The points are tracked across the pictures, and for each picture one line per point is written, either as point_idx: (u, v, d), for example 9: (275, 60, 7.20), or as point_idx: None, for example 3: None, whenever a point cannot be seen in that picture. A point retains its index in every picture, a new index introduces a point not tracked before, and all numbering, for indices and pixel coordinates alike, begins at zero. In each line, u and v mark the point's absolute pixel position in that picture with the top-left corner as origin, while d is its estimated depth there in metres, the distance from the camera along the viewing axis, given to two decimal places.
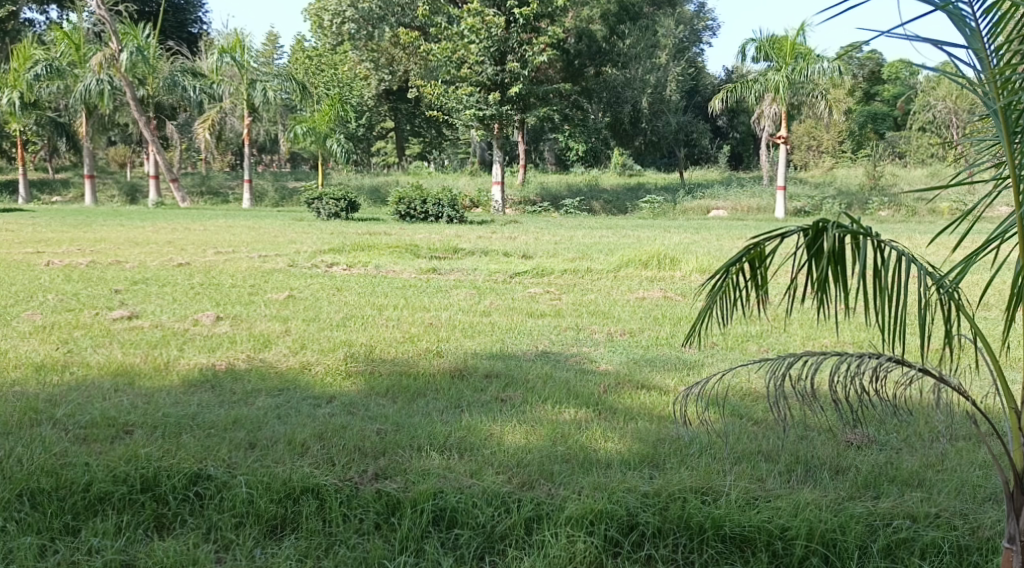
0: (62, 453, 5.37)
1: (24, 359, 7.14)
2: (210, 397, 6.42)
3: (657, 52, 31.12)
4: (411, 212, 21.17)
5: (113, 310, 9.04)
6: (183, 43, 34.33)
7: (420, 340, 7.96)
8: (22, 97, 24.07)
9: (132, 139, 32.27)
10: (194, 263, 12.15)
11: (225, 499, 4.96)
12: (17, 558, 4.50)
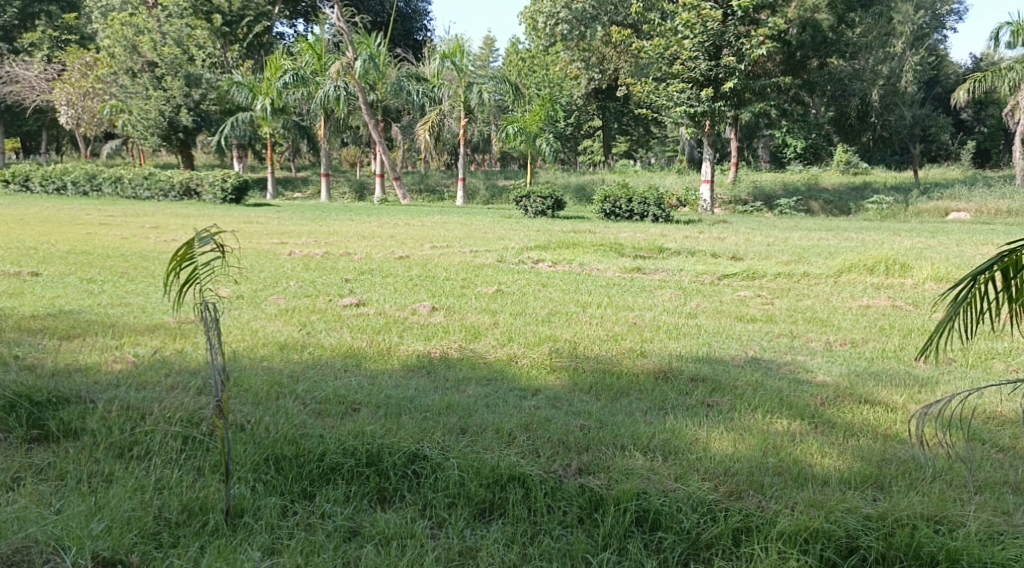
0: (300, 423, 5.91)
1: (268, 337, 7.87)
2: (426, 382, 6.81)
3: (890, 41, 30.03)
4: (616, 211, 21.28)
5: (343, 297, 9.74)
6: (409, 50, 36.29)
7: (623, 339, 8.02)
8: (272, 103, 26.10)
9: (359, 139, 34.39)
10: (413, 257, 12.86)
11: (439, 480, 5.28)
12: (263, 515, 5.01)
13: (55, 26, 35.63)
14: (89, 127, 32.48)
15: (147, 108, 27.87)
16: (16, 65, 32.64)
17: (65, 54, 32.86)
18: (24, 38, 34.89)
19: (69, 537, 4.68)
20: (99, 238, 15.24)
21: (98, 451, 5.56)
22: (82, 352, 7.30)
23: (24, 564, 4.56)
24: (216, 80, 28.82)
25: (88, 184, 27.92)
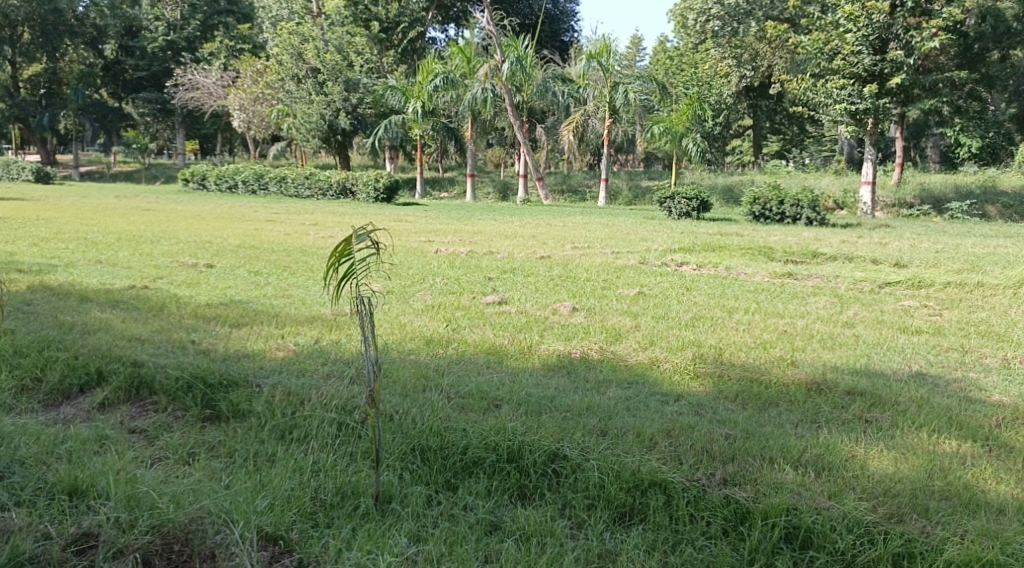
0: (445, 417, 6.01)
1: (416, 332, 8.06)
2: (567, 382, 6.79)
3: None
4: (766, 212, 20.68)
5: (487, 295, 9.85)
6: (557, 51, 36.46)
7: (773, 347, 7.75)
8: (423, 106, 26.76)
9: (505, 139, 34.75)
10: (555, 256, 12.88)
11: (579, 480, 5.25)
12: (409, 503, 5.11)
13: (231, 36, 37.74)
14: (258, 131, 33.51)
15: (310, 111, 29.27)
16: (196, 71, 34.86)
17: (239, 62, 34.34)
18: (202, 46, 37.29)
19: (236, 510, 4.84)
20: (264, 233, 16.08)
21: (260, 432, 5.82)
22: (248, 339, 7.69)
23: (198, 534, 4.67)
24: (372, 85, 29.61)
25: (255, 183, 29.92)
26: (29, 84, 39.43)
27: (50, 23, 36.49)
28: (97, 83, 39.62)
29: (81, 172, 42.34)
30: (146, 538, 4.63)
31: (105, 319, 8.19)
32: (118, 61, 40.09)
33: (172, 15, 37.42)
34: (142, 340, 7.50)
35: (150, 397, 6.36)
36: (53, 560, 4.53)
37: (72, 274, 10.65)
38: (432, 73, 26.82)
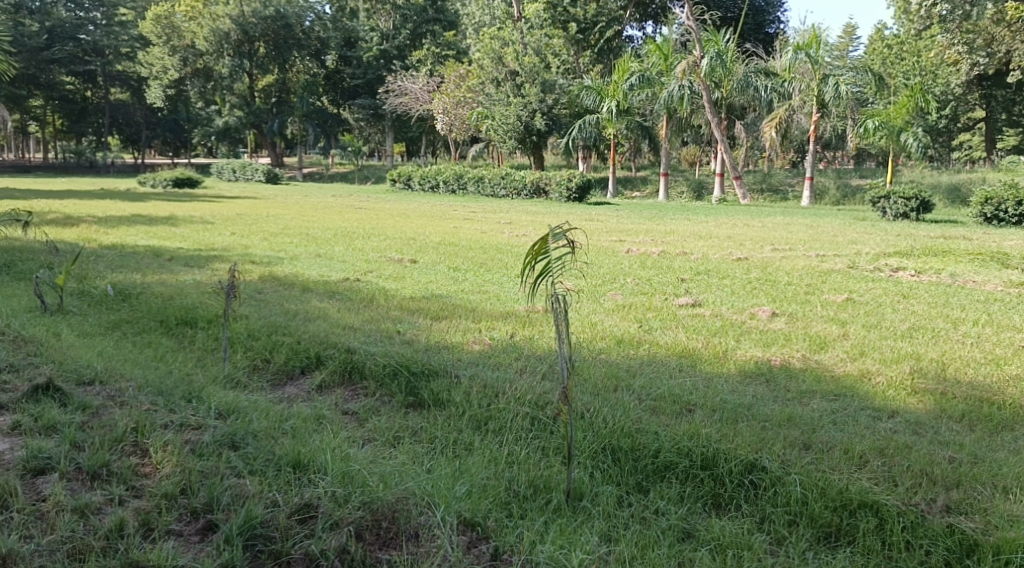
0: (636, 418, 5.88)
1: (607, 331, 7.97)
2: (766, 390, 6.47)
3: None
4: (1000, 214, 19.03)
5: (680, 297, 9.62)
6: (761, 45, 35.26)
7: (1006, 364, 7.07)
8: (618, 105, 26.65)
9: (703, 138, 33.95)
10: (753, 259, 12.40)
11: (780, 495, 4.99)
12: (599, 502, 5.03)
13: (438, 42, 39.02)
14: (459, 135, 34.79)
15: (508, 114, 29.90)
16: (405, 77, 36.41)
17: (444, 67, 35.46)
18: (412, 54, 39.09)
19: (437, 494, 4.91)
20: (462, 231, 16.51)
21: (458, 421, 5.92)
22: (448, 331, 7.87)
23: (403, 513, 4.74)
24: (569, 85, 29.68)
25: (455, 183, 30.94)
26: (262, 93, 42.01)
27: (282, 37, 39.00)
28: (320, 92, 42.18)
29: (303, 173, 45.32)
30: (358, 513, 4.71)
31: (322, 308, 8.64)
32: (338, 71, 42.19)
33: (386, 25, 39.85)
34: (354, 328, 7.86)
35: (360, 382, 6.64)
36: (280, 528, 4.62)
37: (295, 266, 11.34)
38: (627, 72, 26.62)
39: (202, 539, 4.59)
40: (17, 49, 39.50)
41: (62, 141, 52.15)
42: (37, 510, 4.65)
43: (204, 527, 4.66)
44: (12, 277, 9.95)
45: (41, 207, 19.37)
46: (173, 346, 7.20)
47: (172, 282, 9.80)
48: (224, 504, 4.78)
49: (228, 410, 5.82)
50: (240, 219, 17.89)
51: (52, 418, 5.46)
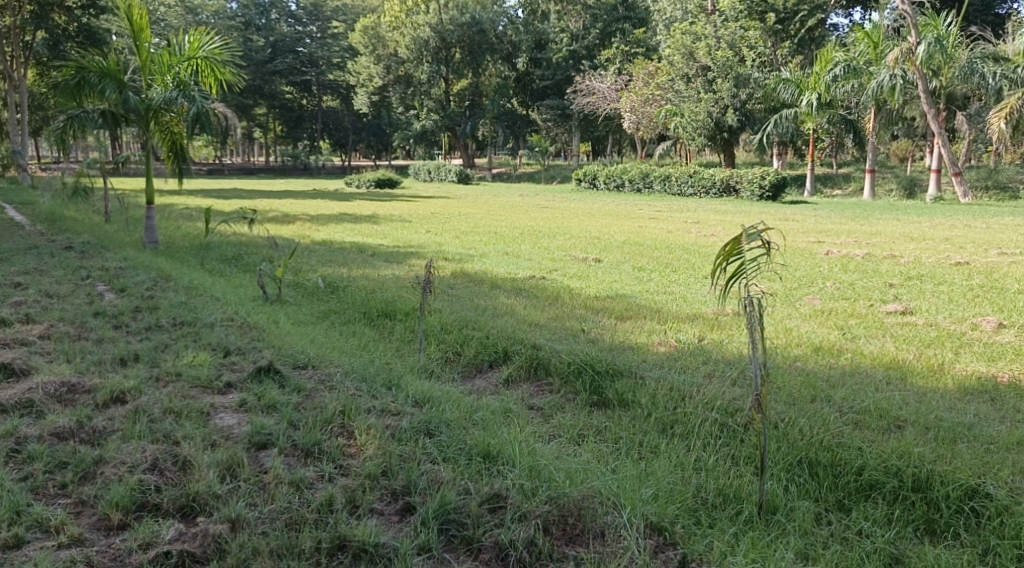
0: (838, 431, 5.48)
1: (804, 338, 7.52)
2: (989, 409, 5.88)
3: None
4: None
5: (888, 303, 8.96)
6: (987, 28, 32.51)
7: None
8: (819, 98, 25.67)
9: (913, 131, 31.77)
10: (974, 263, 11.40)
11: (1007, 526, 4.55)
12: (796, 517, 4.73)
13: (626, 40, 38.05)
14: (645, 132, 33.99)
15: (698, 110, 29.46)
16: (594, 77, 36.34)
17: (633, 65, 35.11)
18: (601, 53, 38.38)
19: (623, 495, 4.77)
20: (650, 231, 16.22)
21: (644, 423, 5.74)
22: (634, 332, 7.70)
23: (590, 511, 4.64)
24: (764, 79, 28.61)
25: (642, 182, 30.59)
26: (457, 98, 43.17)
27: (477, 43, 39.85)
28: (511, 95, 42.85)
29: (494, 174, 46.41)
30: (546, 507, 4.65)
31: (510, 304, 8.69)
32: (528, 73, 42.89)
33: (576, 26, 39.57)
34: (541, 325, 7.85)
35: (546, 378, 6.60)
36: (472, 515, 4.62)
37: (487, 264, 11.50)
38: (831, 63, 25.26)
39: (401, 519, 4.65)
40: (245, 62, 43.29)
41: (279, 146, 56.12)
42: (259, 481, 4.83)
43: (403, 508, 4.72)
44: (239, 269, 10.68)
45: (260, 207, 20.87)
46: (374, 336, 7.45)
47: (374, 276, 10.19)
48: (421, 487, 4.82)
49: (424, 399, 5.92)
50: (436, 219, 18.47)
51: (272, 397, 5.75)
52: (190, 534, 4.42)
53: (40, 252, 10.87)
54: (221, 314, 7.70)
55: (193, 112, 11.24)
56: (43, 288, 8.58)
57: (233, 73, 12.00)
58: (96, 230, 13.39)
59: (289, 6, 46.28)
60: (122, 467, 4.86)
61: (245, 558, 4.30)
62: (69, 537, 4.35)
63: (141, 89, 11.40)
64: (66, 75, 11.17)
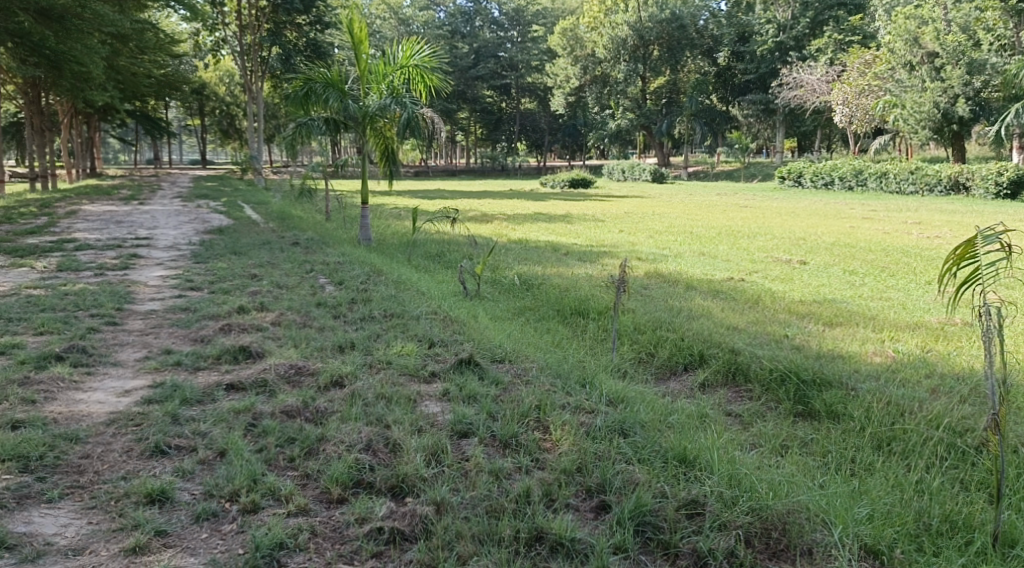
0: None
1: None
2: None
3: None
4: None
5: None
6: None
7: None
8: None
9: None
10: None
11: None
12: None
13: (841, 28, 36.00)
14: (861, 125, 32.32)
15: (923, 100, 27.81)
16: (802, 69, 34.79)
17: (847, 55, 33.33)
18: (811, 44, 36.24)
19: (833, 513, 4.64)
20: (863, 232, 15.47)
21: (857, 438, 5.51)
22: (845, 340, 7.40)
23: (795, 527, 4.55)
24: (1004, 65, 25.96)
25: (853, 180, 29.27)
26: (654, 95, 42.25)
27: (676, 39, 39.57)
28: (710, 90, 41.15)
29: (690, 172, 45.63)
30: (747, 518, 4.60)
31: (707, 306, 8.59)
32: (730, 68, 41.65)
33: (783, 16, 37.41)
34: (740, 329, 7.69)
35: (745, 385, 6.48)
36: (668, 519, 4.63)
37: (681, 264, 11.39)
38: None
39: (596, 517, 4.71)
40: (451, 69, 45.56)
41: (479, 148, 57.85)
42: (461, 467, 5.04)
43: (598, 505, 4.78)
44: (441, 265, 11.16)
45: (462, 206, 21.67)
46: (568, 334, 7.58)
47: (568, 275, 10.34)
48: (616, 487, 4.88)
49: (618, 398, 5.95)
50: (631, 218, 18.49)
51: (472, 389, 5.98)
52: (400, 513, 4.66)
53: (271, 247, 11.84)
54: (426, 308, 8.09)
55: (403, 117, 11.84)
56: (274, 279, 9.35)
57: (441, 80, 12.52)
58: (319, 228, 14.42)
59: (492, 12, 47.40)
60: (341, 446, 5.20)
61: (449, 540, 4.48)
62: (295, 506, 4.66)
63: (360, 97, 12.23)
64: (296, 87, 12.25)
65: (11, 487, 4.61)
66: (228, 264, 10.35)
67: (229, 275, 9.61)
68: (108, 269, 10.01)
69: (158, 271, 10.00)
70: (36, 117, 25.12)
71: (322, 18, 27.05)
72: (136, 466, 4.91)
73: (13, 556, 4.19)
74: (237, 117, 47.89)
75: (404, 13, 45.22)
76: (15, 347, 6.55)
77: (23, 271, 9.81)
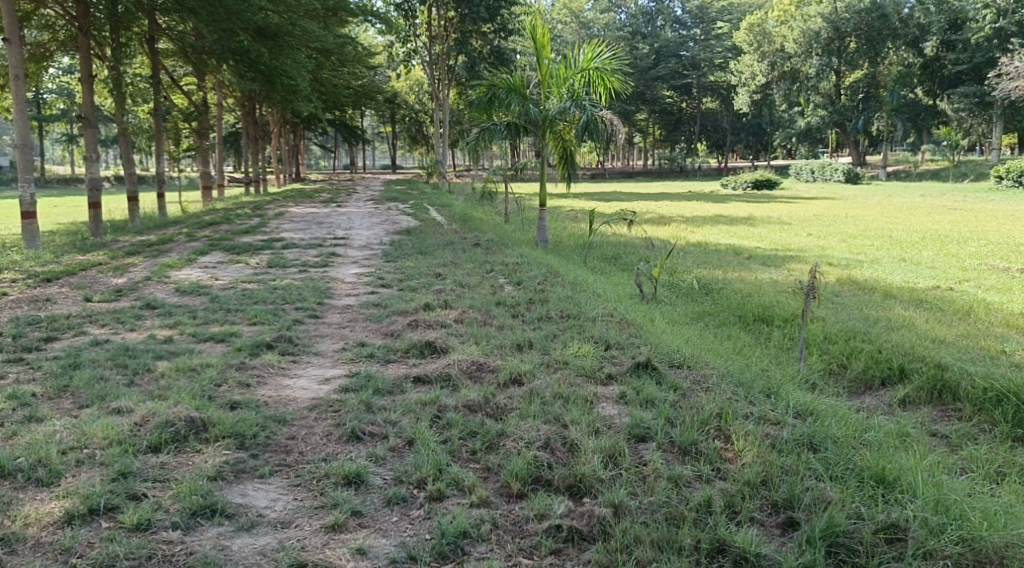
0: None
1: None
2: None
3: None
4: None
5: None
6: None
7: None
8: None
9: None
10: None
11: None
12: None
13: None
14: None
15: None
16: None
17: None
18: None
19: None
20: None
21: None
22: None
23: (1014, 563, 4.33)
24: None
25: None
26: (849, 90, 41.07)
27: (876, 28, 36.94)
28: (915, 82, 38.74)
29: (888, 172, 43.38)
30: (957, 549, 4.42)
31: (908, 316, 8.16)
32: (938, 59, 38.38)
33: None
34: (946, 343, 7.26)
35: (953, 404, 6.14)
36: (865, 542, 4.49)
37: (877, 270, 10.87)
38: None
39: (782, 534, 4.61)
40: (630, 70, 45.53)
41: (659, 149, 57.33)
42: (640, 472, 5.03)
43: (785, 522, 4.68)
44: (618, 268, 11.16)
45: (641, 208, 21.59)
46: (751, 341, 7.41)
47: (751, 280, 10.10)
48: (806, 504, 4.75)
49: (806, 411, 5.75)
50: (819, 220, 17.80)
51: (650, 393, 5.96)
52: (578, 512, 4.72)
53: (456, 247, 12.30)
54: (602, 310, 8.14)
55: (582, 120, 11.93)
56: (457, 278, 9.68)
57: (622, 82, 12.45)
58: (499, 230, 14.76)
59: (675, 11, 47.40)
60: (521, 442, 5.31)
61: (627, 544, 4.50)
62: (478, 498, 4.81)
63: (540, 101, 12.53)
64: (480, 93, 12.66)
65: (229, 461, 5.03)
66: (415, 263, 10.82)
67: (416, 274, 10.04)
68: (309, 266, 10.72)
69: (353, 269, 10.60)
70: (250, 128, 27.35)
71: (506, 25, 27.14)
72: (335, 449, 5.24)
73: (230, 524, 4.55)
74: (425, 123, 49.84)
75: (585, 16, 45.52)
76: (231, 336, 7.14)
77: (238, 267, 10.66)
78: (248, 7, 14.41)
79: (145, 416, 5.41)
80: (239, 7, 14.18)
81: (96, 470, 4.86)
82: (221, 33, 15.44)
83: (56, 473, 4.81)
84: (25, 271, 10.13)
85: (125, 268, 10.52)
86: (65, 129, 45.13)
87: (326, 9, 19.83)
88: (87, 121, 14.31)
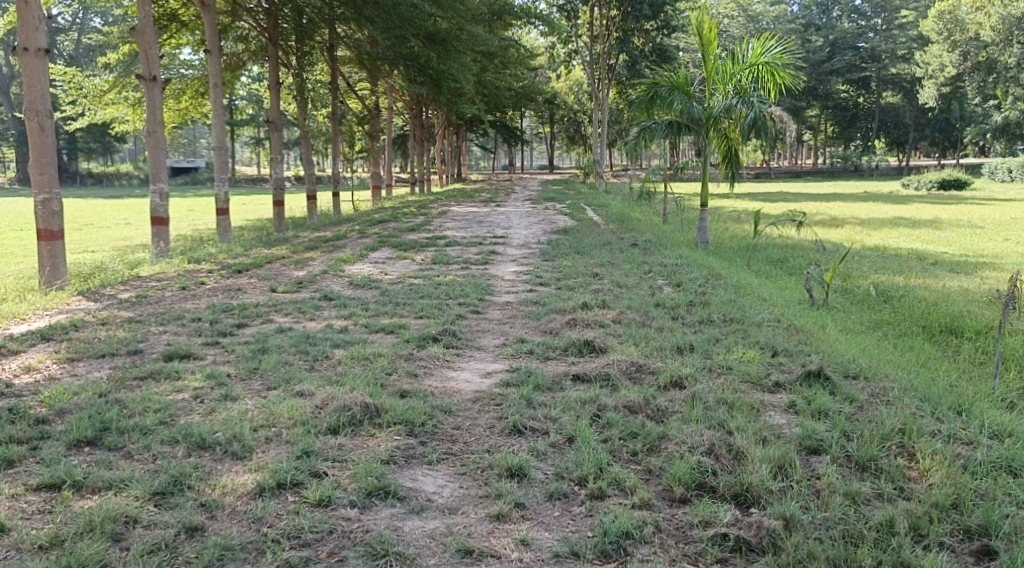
0: None
1: None
2: None
3: None
4: None
5: None
6: None
7: None
8: None
9: None
10: None
11: None
12: None
13: None
14: None
15: None
16: None
17: None
18: None
19: None
20: None
21: None
22: None
23: None
24: None
25: None
26: None
27: None
28: None
29: None
30: None
31: None
32: None
33: None
34: None
35: None
36: None
37: None
38: None
39: (976, 563, 4.35)
40: (803, 64, 44.28)
41: (830, 147, 55.03)
42: (812, 485, 4.84)
43: (980, 550, 4.41)
44: (785, 272, 10.79)
45: (812, 209, 20.71)
46: (937, 353, 7.00)
47: (937, 287, 9.53)
48: (1003, 532, 4.47)
49: (1004, 432, 5.38)
50: (1016, 224, 16.55)
51: (823, 404, 5.72)
52: (746, 523, 4.60)
53: (614, 247, 12.27)
54: (768, 315, 7.88)
55: (749, 117, 11.57)
56: (614, 279, 9.63)
57: (793, 77, 12.00)
58: (658, 230, 14.60)
59: (853, 1, 45.65)
60: (683, 446, 5.22)
61: (800, 559, 4.34)
62: (640, 500, 4.75)
63: (704, 99, 12.24)
64: (642, 91, 12.56)
65: (401, 446, 5.22)
66: (573, 263, 10.84)
67: (574, 273, 10.07)
68: (473, 263, 10.95)
69: (513, 267, 10.75)
70: (418, 130, 28.30)
71: (669, 22, 26.75)
72: (498, 441, 5.33)
73: (402, 506, 4.70)
74: (585, 123, 49.95)
75: (754, 10, 45.40)
76: (400, 328, 7.40)
77: (405, 263, 11.01)
78: (420, 14, 14.69)
79: (324, 400, 5.69)
80: (412, 15, 14.43)
81: (283, 448, 5.13)
82: (393, 40, 15.93)
83: (248, 448, 5.11)
84: (219, 262, 10.87)
85: (304, 262, 11.10)
86: (253, 133, 48.21)
87: (492, 13, 20.28)
88: (275, 125, 15.16)
